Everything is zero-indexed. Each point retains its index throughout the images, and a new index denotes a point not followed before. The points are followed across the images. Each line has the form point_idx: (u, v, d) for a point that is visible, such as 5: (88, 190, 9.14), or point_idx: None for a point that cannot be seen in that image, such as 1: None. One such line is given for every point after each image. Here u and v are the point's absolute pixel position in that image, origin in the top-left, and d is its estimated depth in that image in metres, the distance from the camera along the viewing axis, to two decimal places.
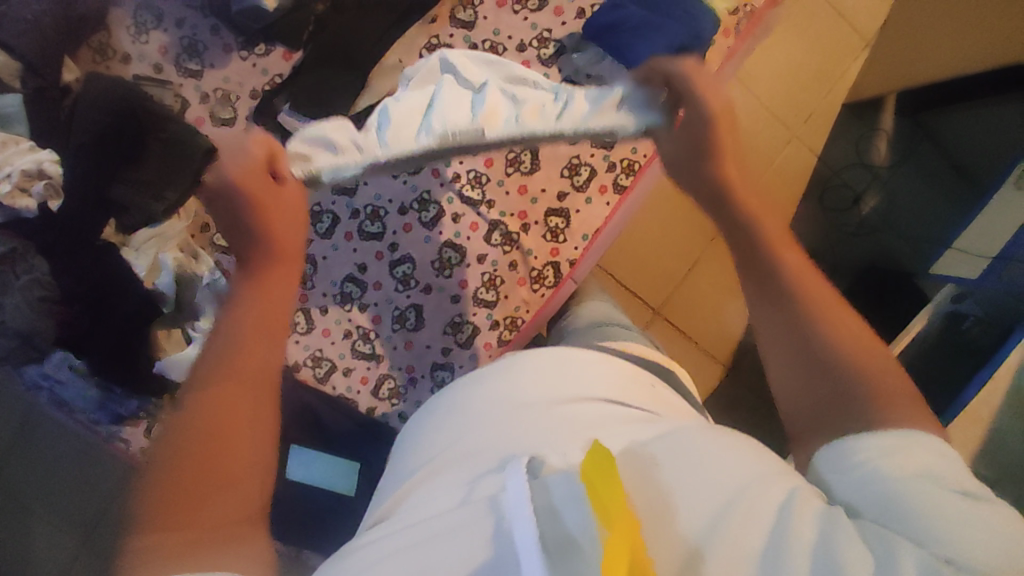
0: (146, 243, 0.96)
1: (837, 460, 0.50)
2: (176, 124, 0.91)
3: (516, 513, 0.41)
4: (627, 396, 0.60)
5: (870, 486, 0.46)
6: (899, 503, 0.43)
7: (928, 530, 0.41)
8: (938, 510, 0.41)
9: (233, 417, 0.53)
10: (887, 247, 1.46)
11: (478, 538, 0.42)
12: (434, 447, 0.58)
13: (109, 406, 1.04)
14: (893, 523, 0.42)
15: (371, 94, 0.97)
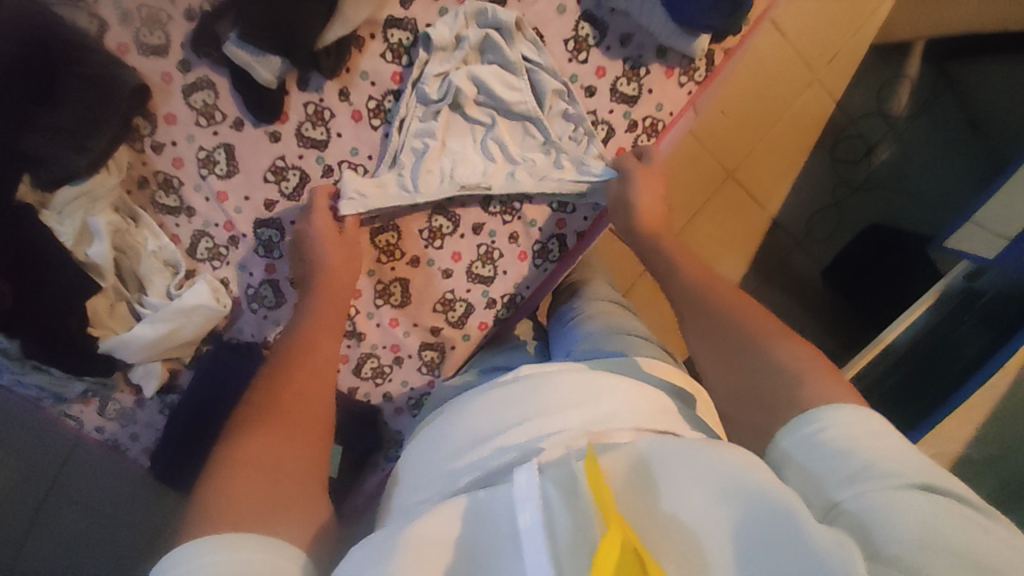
0: (70, 204, 0.80)
1: (798, 445, 0.50)
2: (95, 54, 0.75)
3: (523, 505, 0.45)
4: (648, 416, 0.56)
5: (831, 467, 0.47)
6: (862, 493, 0.44)
7: (884, 513, 0.42)
8: (900, 500, 0.42)
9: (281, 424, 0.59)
10: (891, 210, 1.28)
11: (484, 523, 0.46)
12: (439, 440, 0.61)
13: (51, 391, 0.90)
14: (853, 504, 0.44)
15: (343, 23, 0.77)
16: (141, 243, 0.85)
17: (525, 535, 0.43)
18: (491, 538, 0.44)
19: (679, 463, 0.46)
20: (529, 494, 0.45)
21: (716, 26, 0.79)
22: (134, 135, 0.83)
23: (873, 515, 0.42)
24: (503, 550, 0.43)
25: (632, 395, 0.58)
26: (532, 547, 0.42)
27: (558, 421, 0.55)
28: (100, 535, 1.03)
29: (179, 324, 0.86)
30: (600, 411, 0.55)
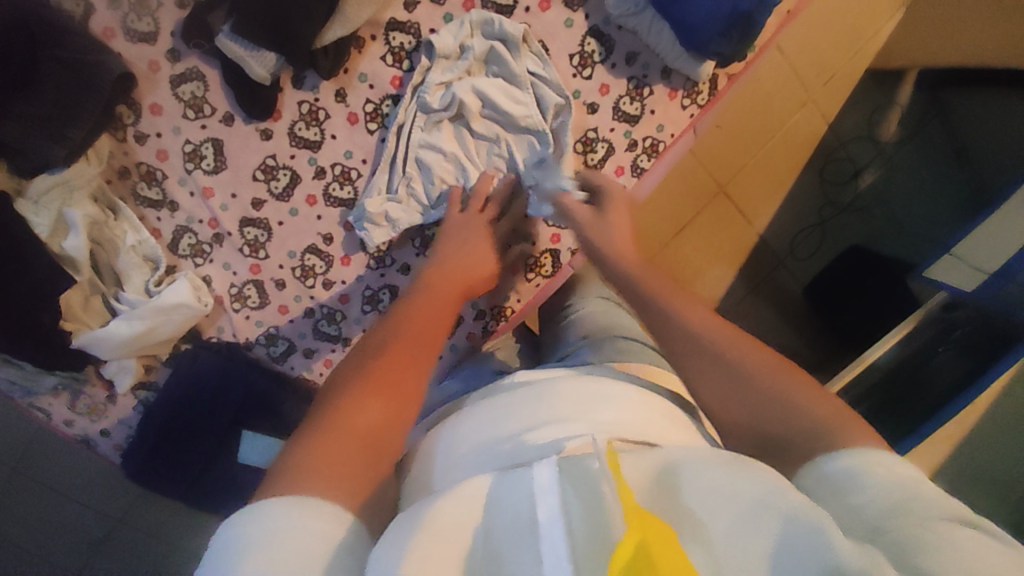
0: (46, 195, 0.77)
1: (809, 473, 0.44)
2: (77, 37, 0.71)
3: (541, 496, 0.37)
4: (652, 430, 0.50)
5: (841, 489, 0.41)
6: (897, 511, 0.37)
7: (910, 543, 0.34)
8: (926, 527, 0.35)
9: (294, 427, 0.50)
10: (872, 234, 1.29)
11: (490, 518, 0.38)
12: (439, 444, 0.54)
13: (21, 385, 0.87)
14: (872, 531, 0.37)
15: (343, 22, 0.75)
16: (120, 236, 0.82)
17: (543, 529, 0.35)
18: (505, 531, 0.37)
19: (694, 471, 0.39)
20: (547, 486, 0.38)
21: (724, 53, 0.78)
22: (117, 123, 0.80)
23: (897, 541, 0.35)
24: (511, 551, 0.36)
25: (634, 404, 0.53)
26: (553, 546, 0.35)
27: (565, 425, 0.49)
28: (60, 530, 1.00)
29: (157, 322, 0.83)
30: (603, 417, 0.50)
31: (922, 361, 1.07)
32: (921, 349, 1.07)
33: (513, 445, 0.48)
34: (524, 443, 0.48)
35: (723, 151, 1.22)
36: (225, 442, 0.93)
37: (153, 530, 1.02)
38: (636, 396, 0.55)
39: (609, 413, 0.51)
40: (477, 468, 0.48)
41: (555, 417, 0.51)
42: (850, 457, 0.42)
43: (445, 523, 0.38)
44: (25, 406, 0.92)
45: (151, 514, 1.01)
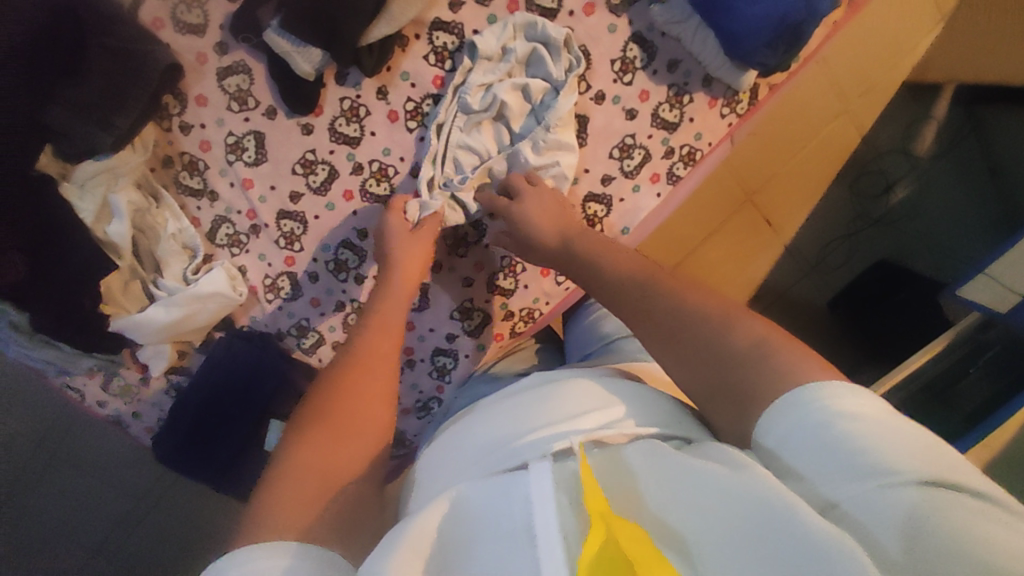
0: (92, 181, 0.78)
1: (788, 436, 0.45)
2: (129, 27, 0.73)
3: (538, 504, 0.43)
4: (669, 420, 0.53)
5: (830, 462, 0.42)
6: (877, 488, 0.40)
7: (879, 503, 0.39)
8: (902, 494, 0.38)
9: (339, 424, 0.59)
10: (902, 249, 1.26)
11: (492, 521, 0.44)
12: (456, 439, 0.57)
13: (57, 366, 0.89)
14: (853, 501, 0.40)
15: (389, 21, 0.75)
16: (161, 224, 0.84)
17: (540, 531, 0.41)
18: (500, 537, 0.43)
19: (680, 470, 0.45)
20: (542, 494, 0.44)
21: (768, 63, 0.79)
22: (162, 113, 0.82)
23: (877, 512, 0.39)
24: (514, 551, 0.42)
25: (641, 400, 0.55)
26: (549, 549, 0.40)
27: (569, 423, 0.52)
28: (89, 508, 1.02)
29: (194, 309, 0.85)
30: (610, 415, 0.52)
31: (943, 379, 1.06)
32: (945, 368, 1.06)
33: (515, 444, 0.51)
34: (524, 443, 0.51)
35: (752, 161, 1.21)
36: (255, 429, 0.95)
37: (178, 514, 1.04)
38: (647, 392, 0.57)
39: (617, 410, 0.53)
40: (480, 467, 0.51)
41: (560, 415, 0.53)
42: (839, 421, 0.43)
43: (441, 525, 0.45)
44: (59, 387, 0.95)
45: (177, 496, 1.04)
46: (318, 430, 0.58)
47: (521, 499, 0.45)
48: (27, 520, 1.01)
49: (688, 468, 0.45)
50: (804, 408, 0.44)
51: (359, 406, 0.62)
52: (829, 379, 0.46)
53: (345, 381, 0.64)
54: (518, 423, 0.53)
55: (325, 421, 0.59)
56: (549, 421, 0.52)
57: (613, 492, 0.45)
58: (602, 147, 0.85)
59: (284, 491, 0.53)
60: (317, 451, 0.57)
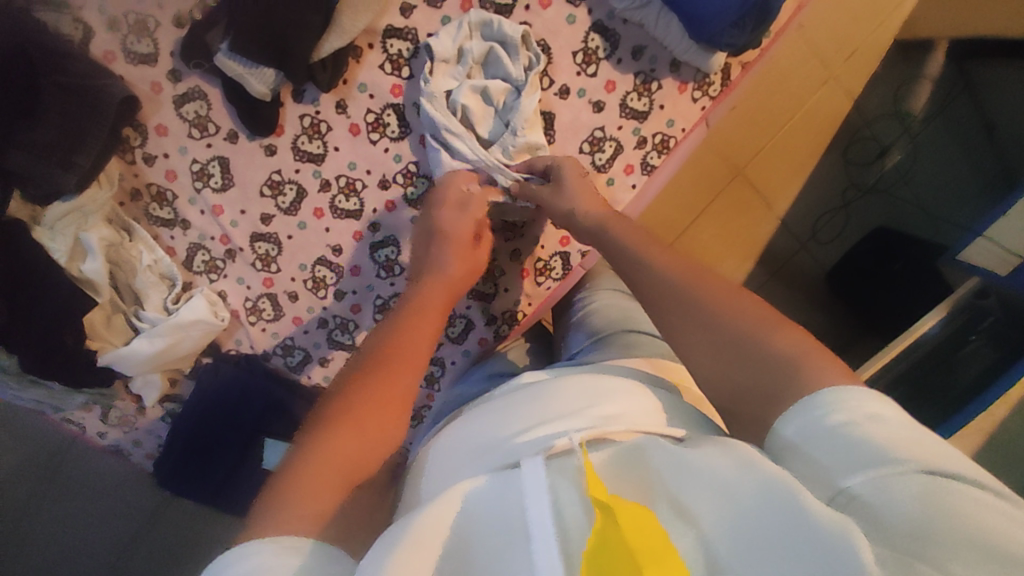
0: (61, 221, 0.78)
1: (804, 434, 0.42)
2: (80, 64, 0.72)
3: (532, 496, 0.40)
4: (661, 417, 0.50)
5: (842, 457, 0.39)
6: (882, 477, 0.37)
7: (892, 497, 0.36)
8: (914, 488, 0.36)
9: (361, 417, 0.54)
10: (896, 217, 1.20)
11: (485, 515, 0.42)
12: (445, 446, 0.54)
13: (52, 404, 0.91)
14: (864, 492, 0.37)
15: (339, 33, 0.73)
16: (136, 257, 0.84)
17: (534, 527, 0.38)
18: (496, 538, 0.40)
19: (682, 467, 0.43)
20: (538, 487, 0.41)
21: (737, 43, 0.75)
22: (125, 146, 0.81)
23: (886, 503, 0.36)
24: (507, 548, 0.39)
25: (640, 397, 0.52)
26: (541, 540, 0.38)
27: (564, 421, 0.49)
28: (94, 538, 1.04)
29: (177, 338, 0.85)
30: (606, 411, 0.49)
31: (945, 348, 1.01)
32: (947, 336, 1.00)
33: (506, 445, 0.48)
34: (515, 444, 0.48)
35: (737, 136, 1.17)
36: (249, 449, 0.96)
37: (182, 535, 1.06)
38: (645, 391, 0.54)
39: (612, 407, 0.50)
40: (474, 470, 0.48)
41: (552, 414, 0.50)
42: (856, 422, 0.40)
43: (448, 526, 0.42)
44: (59, 421, 0.98)
45: (181, 518, 1.06)
46: (342, 424, 0.53)
47: (515, 494, 0.42)
48: (33, 553, 1.03)
49: (693, 467, 0.42)
50: (817, 408, 0.42)
51: (387, 402, 0.55)
52: (848, 383, 0.43)
53: (381, 369, 0.57)
54: (508, 424, 0.51)
55: (352, 411, 0.54)
56: (540, 421, 0.50)
57: (626, 491, 0.42)
58: (572, 143, 0.83)
59: (297, 487, 0.48)
60: (336, 444, 0.51)
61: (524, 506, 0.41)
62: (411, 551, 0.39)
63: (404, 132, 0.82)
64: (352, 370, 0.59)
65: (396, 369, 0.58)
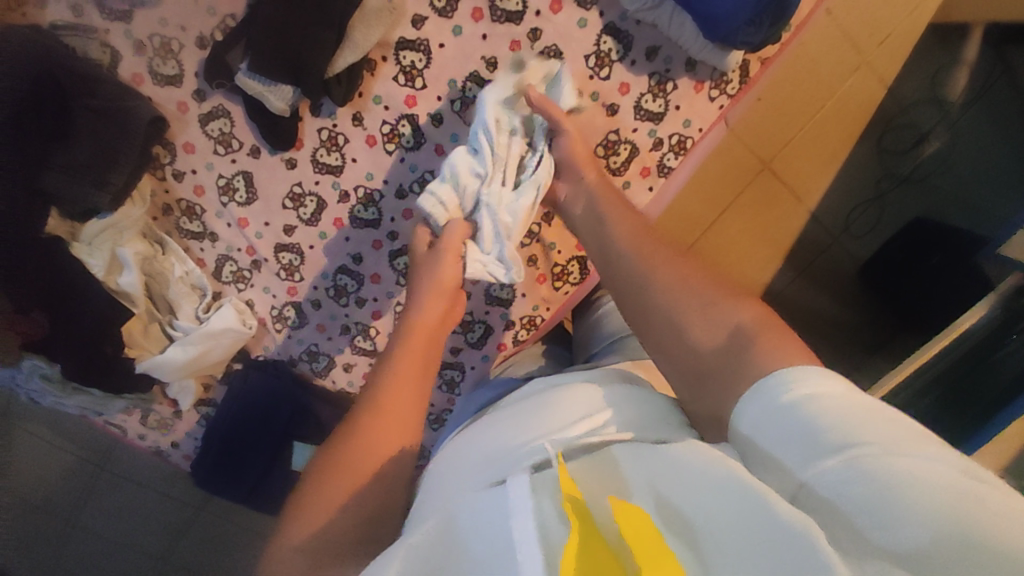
0: (99, 236, 0.83)
1: (788, 436, 0.40)
2: (109, 86, 0.76)
3: (508, 500, 0.40)
4: (672, 428, 0.49)
5: (818, 456, 0.38)
6: (866, 472, 0.36)
7: (886, 496, 0.34)
8: (904, 487, 0.34)
9: (373, 433, 0.56)
10: (935, 206, 1.14)
11: (473, 524, 0.40)
12: (450, 455, 0.53)
13: (97, 409, 0.96)
14: (852, 497, 0.35)
15: (352, 48, 0.75)
16: (168, 269, 0.88)
17: (517, 534, 0.37)
18: (482, 542, 0.39)
19: (667, 466, 0.41)
20: (515, 494, 0.40)
21: (753, 41, 0.73)
22: (155, 163, 0.86)
23: (883, 504, 0.34)
24: (489, 557, 0.38)
25: (639, 405, 0.51)
26: (518, 542, 0.37)
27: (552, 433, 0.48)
28: (136, 535, 1.10)
29: (208, 346, 0.89)
30: (591, 423, 0.49)
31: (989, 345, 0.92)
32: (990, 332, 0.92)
33: (501, 459, 0.48)
34: (508, 458, 0.48)
35: (763, 132, 1.07)
36: (276, 452, 0.99)
37: (217, 532, 1.12)
38: (636, 394, 0.52)
39: (600, 417, 0.49)
40: (472, 480, 0.47)
41: (543, 428, 0.49)
42: (822, 417, 0.39)
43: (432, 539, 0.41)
44: (104, 423, 1.04)
45: (215, 517, 1.11)
46: (358, 442, 0.56)
47: (500, 503, 0.40)
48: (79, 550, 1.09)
49: (675, 467, 0.41)
50: (774, 396, 0.42)
51: (394, 414, 0.58)
52: (793, 364, 0.44)
53: (384, 385, 0.60)
54: (505, 436, 0.50)
55: (364, 426, 0.57)
56: (533, 435, 0.49)
57: (607, 494, 0.40)
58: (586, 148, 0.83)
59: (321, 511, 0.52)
60: (356, 459, 0.55)
61: (507, 516, 0.39)
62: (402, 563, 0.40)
63: (420, 142, 0.83)
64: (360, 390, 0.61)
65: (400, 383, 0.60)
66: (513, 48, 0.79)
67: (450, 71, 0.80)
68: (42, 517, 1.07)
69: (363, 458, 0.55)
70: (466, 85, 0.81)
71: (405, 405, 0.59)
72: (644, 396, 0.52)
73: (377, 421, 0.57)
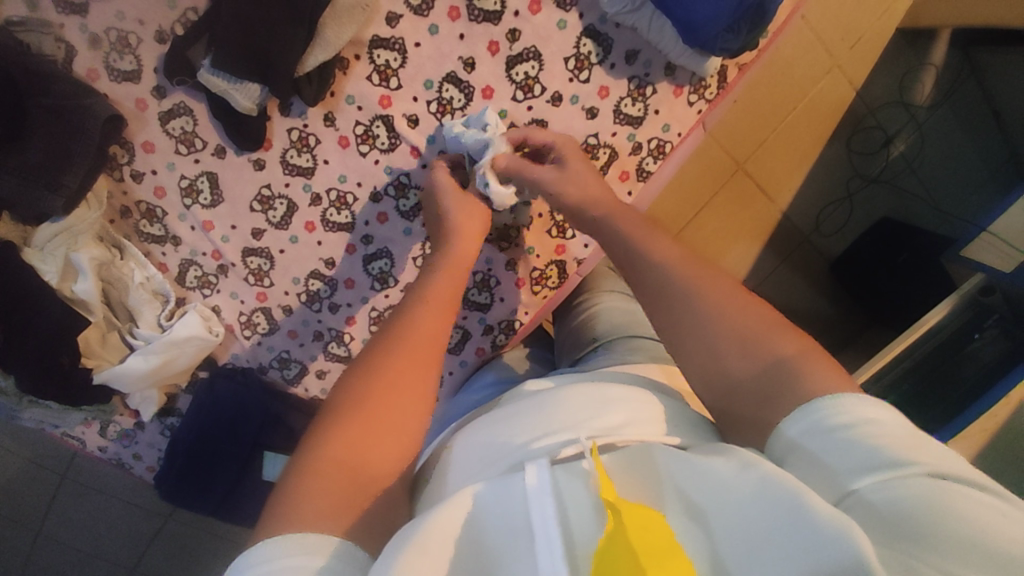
0: (52, 241, 0.77)
1: (811, 436, 0.40)
2: (62, 83, 0.71)
3: (535, 500, 0.39)
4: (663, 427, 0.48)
5: (837, 457, 0.39)
6: (889, 483, 0.36)
7: (893, 497, 0.35)
8: (910, 488, 0.35)
9: (358, 420, 0.51)
10: (902, 207, 1.18)
11: (488, 520, 0.40)
12: (458, 450, 0.51)
13: (52, 422, 0.91)
14: (869, 492, 0.36)
15: (322, 46, 0.72)
16: (128, 275, 0.83)
17: (538, 533, 0.37)
18: (500, 540, 0.39)
19: (691, 466, 0.42)
20: (542, 491, 0.39)
21: (732, 48, 0.73)
22: (111, 163, 0.81)
23: (890, 503, 0.35)
24: (511, 549, 0.38)
25: (646, 406, 0.50)
26: (547, 546, 0.37)
27: (567, 433, 0.47)
28: (100, 548, 1.06)
29: (172, 355, 0.84)
30: (609, 422, 0.48)
31: (956, 343, 0.96)
32: (956, 331, 0.96)
33: (512, 453, 0.47)
34: (521, 454, 0.46)
35: (741, 131, 1.08)
36: (246, 461, 0.96)
37: (184, 544, 1.07)
38: (645, 396, 0.52)
39: (617, 416, 0.48)
40: (483, 474, 0.47)
41: (555, 425, 0.48)
42: (845, 423, 0.40)
43: (457, 527, 0.40)
44: (61, 436, 0.99)
45: (183, 529, 1.07)
46: (353, 420, 0.51)
47: (519, 498, 0.40)
48: (40, 567, 1.04)
49: (696, 466, 0.41)
50: (811, 414, 0.41)
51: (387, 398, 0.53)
52: (845, 391, 0.42)
53: (377, 367, 0.55)
54: (514, 431, 0.48)
55: (362, 406, 0.51)
56: (543, 431, 0.47)
57: (632, 493, 0.41)
58: None
59: (306, 488, 0.46)
60: (350, 439, 0.49)
61: (528, 509, 0.39)
62: (415, 557, 0.37)
63: (394, 143, 0.81)
64: (353, 365, 0.56)
65: (391, 373, 0.55)
66: (490, 48, 0.77)
67: (426, 71, 0.78)
68: (4, 530, 1.02)
69: (352, 448, 0.49)
70: (443, 86, 0.78)
71: (408, 386, 0.54)
72: (650, 396, 0.52)
73: (364, 403, 0.52)
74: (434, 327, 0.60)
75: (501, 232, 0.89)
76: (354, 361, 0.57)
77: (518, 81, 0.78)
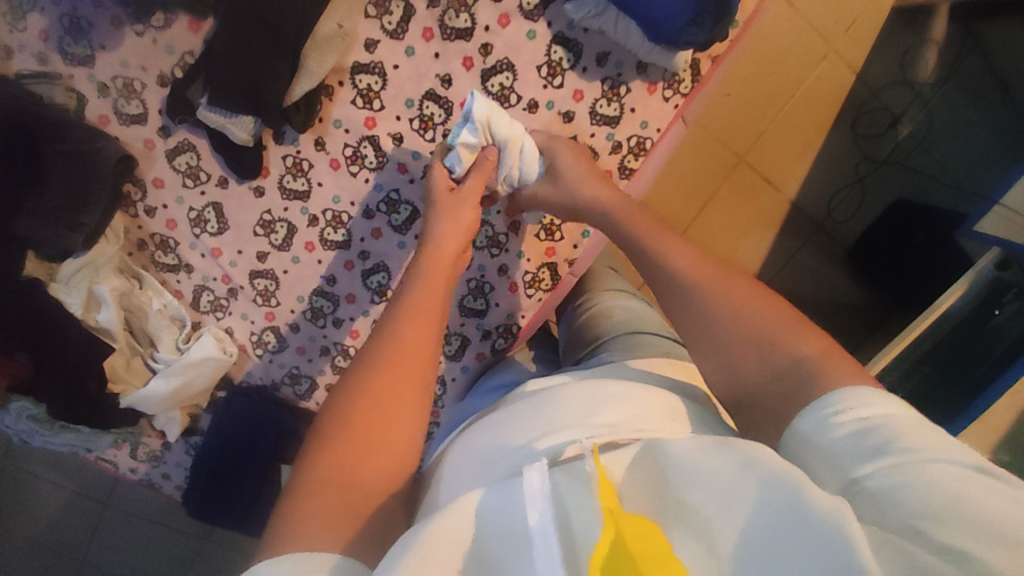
0: (75, 275, 0.83)
1: (820, 431, 0.41)
2: (77, 129, 0.78)
3: (530, 504, 0.38)
4: (652, 418, 0.49)
5: (851, 451, 0.38)
6: (898, 474, 0.35)
7: (907, 486, 0.34)
8: (924, 480, 0.34)
9: (354, 438, 0.52)
10: (916, 187, 1.14)
11: (491, 525, 0.40)
12: (468, 452, 0.52)
13: (87, 446, 0.97)
14: (873, 482, 0.36)
15: (307, 76, 0.77)
16: (146, 302, 0.89)
17: (536, 534, 0.37)
18: (501, 543, 0.39)
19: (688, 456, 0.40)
20: (539, 495, 0.38)
21: (698, 41, 0.74)
22: (127, 201, 0.88)
23: (893, 493, 0.35)
24: (511, 556, 0.38)
25: (640, 402, 0.51)
26: (545, 545, 0.36)
27: (564, 434, 0.48)
28: (134, 565, 1.11)
29: (190, 376, 0.89)
30: (605, 420, 0.48)
31: (970, 324, 0.92)
32: (971, 310, 0.91)
33: (516, 455, 0.47)
34: (524, 456, 0.47)
35: (737, 123, 1.09)
36: (265, 475, 0.99)
37: (214, 561, 1.11)
38: (632, 391, 0.52)
39: (609, 414, 0.49)
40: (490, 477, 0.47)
41: (556, 427, 0.49)
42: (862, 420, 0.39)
43: (459, 533, 0.40)
44: (93, 458, 1.04)
45: (207, 545, 1.11)
46: (343, 438, 0.52)
47: (517, 501, 0.40)
48: None
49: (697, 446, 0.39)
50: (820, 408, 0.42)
51: (380, 417, 0.53)
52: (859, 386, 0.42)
53: (368, 388, 0.55)
54: (519, 436, 0.49)
55: (353, 421, 0.53)
56: (542, 434, 0.48)
57: (635, 488, 0.39)
58: None
59: (308, 509, 0.48)
60: (344, 457, 0.51)
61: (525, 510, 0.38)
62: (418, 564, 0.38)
63: (382, 161, 0.84)
64: (338, 391, 0.56)
65: (381, 389, 0.55)
66: (465, 64, 0.80)
67: (406, 91, 0.82)
68: (52, 552, 1.09)
69: (354, 467, 0.51)
70: (423, 103, 0.82)
71: (397, 396, 0.55)
72: (639, 390, 0.53)
73: (354, 421, 0.53)
74: (415, 332, 0.60)
75: (491, 240, 0.91)
76: (340, 383, 0.57)
77: (494, 92, 0.81)
